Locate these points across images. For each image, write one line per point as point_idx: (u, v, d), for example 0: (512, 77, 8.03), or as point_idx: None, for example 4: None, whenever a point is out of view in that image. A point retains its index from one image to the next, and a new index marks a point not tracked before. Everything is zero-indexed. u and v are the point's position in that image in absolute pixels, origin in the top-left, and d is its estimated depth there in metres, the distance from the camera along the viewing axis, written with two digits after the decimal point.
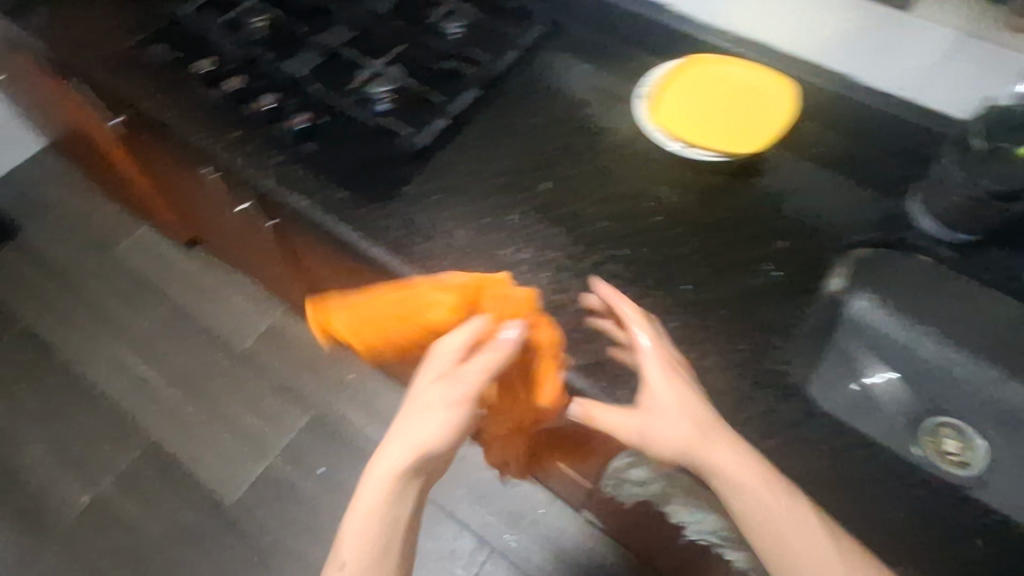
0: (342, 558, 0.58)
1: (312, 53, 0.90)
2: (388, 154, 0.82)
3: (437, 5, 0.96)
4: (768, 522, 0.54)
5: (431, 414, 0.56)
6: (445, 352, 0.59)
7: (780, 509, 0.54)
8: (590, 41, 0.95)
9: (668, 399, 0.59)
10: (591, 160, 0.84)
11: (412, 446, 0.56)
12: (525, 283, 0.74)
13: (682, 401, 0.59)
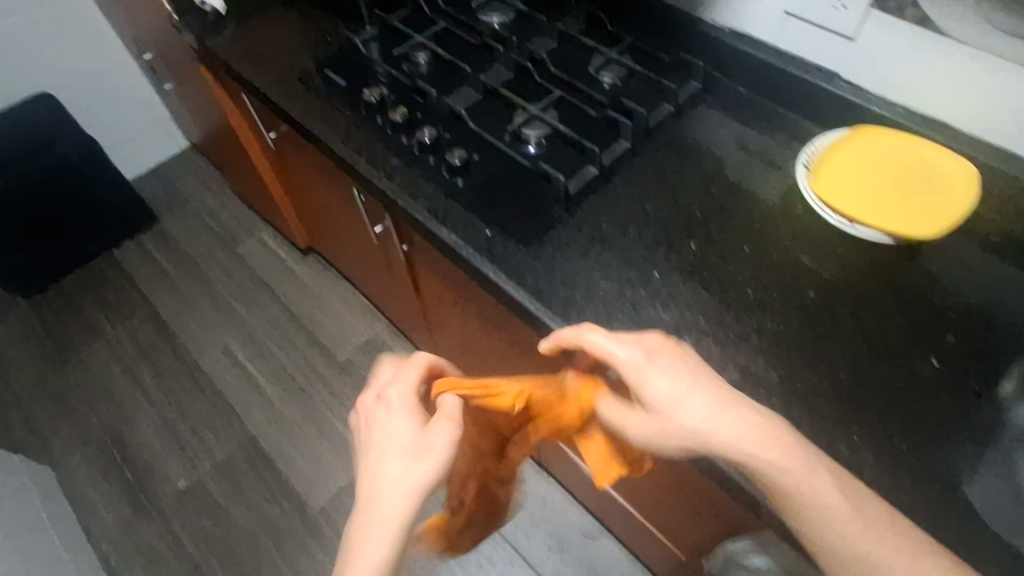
0: None
1: (471, 92, 0.94)
2: (540, 198, 0.84)
3: (593, 54, 0.97)
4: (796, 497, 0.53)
5: (413, 464, 0.61)
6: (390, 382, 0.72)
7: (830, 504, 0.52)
8: (744, 103, 0.94)
9: (661, 397, 0.59)
10: (741, 223, 0.82)
11: (406, 488, 0.60)
12: None
13: (701, 396, 0.58)
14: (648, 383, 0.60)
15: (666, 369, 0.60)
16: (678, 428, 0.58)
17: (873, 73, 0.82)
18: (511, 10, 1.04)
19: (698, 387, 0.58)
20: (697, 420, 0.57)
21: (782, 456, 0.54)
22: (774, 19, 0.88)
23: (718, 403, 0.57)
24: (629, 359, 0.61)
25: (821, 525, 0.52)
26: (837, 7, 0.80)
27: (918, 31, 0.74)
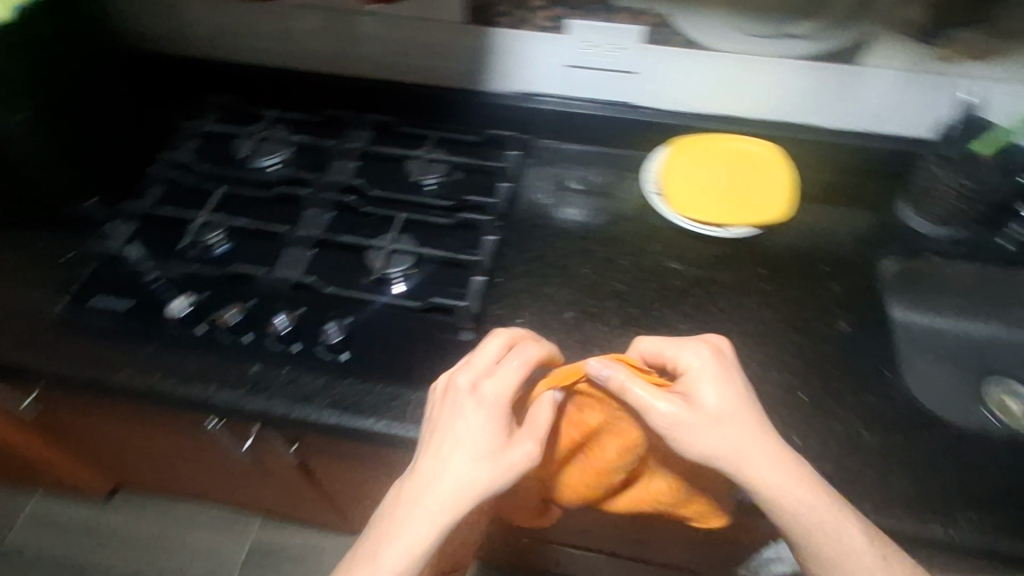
0: None
1: (303, 250, 0.80)
2: (448, 333, 0.74)
3: (406, 160, 0.90)
4: (800, 526, 0.54)
5: (475, 455, 0.54)
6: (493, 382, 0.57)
7: (827, 523, 0.53)
8: (561, 153, 0.96)
9: (718, 407, 0.54)
10: (631, 266, 0.83)
11: (467, 486, 0.53)
12: None
13: (739, 413, 0.55)
14: (699, 386, 0.55)
15: (726, 373, 0.56)
16: (707, 442, 0.53)
17: (663, 95, 0.90)
18: (287, 147, 0.91)
19: (745, 411, 0.55)
20: (727, 440, 0.53)
21: (799, 488, 0.54)
22: (559, 74, 0.90)
23: (762, 434, 0.54)
24: (699, 359, 0.56)
25: (805, 532, 0.54)
26: (614, 50, 0.85)
27: (689, 52, 0.84)
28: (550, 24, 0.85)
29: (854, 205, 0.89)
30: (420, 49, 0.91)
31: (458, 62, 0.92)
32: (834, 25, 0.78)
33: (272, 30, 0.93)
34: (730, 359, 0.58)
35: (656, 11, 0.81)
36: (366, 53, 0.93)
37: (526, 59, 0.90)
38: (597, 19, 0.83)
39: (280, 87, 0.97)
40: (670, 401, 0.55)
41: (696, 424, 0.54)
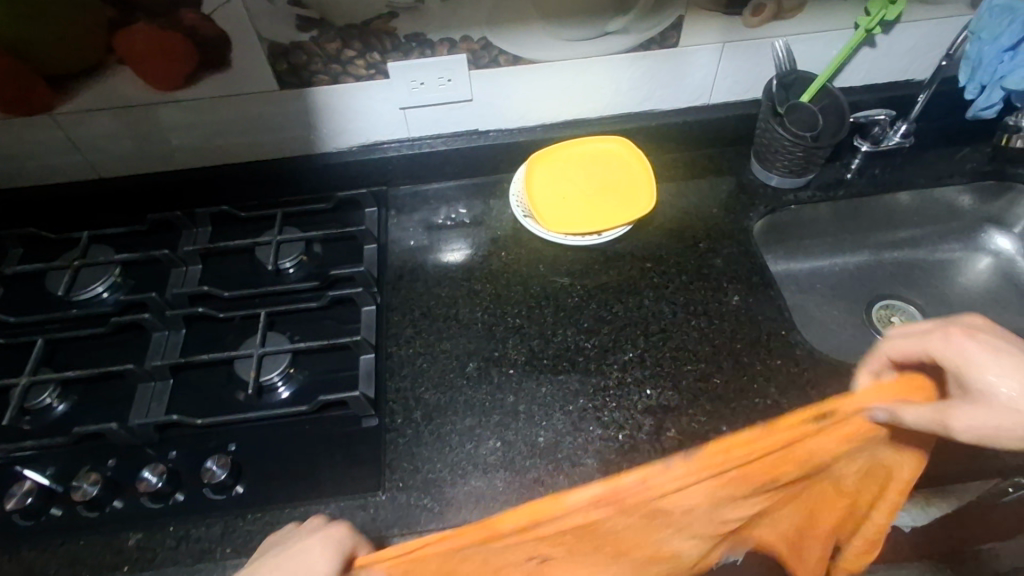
0: None
1: (162, 384, 0.70)
2: (347, 428, 0.68)
3: (255, 249, 0.82)
4: None
5: None
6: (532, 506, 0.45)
7: None
8: (421, 199, 0.93)
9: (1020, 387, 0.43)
10: (521, 295, 0.80)
11: None
12: (582, 451, 0.66)
13: None
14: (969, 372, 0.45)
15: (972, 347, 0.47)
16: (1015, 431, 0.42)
17: (505, 115, 0.87)
18: (114, 266, 0.80)
19: None
20: None
21: None
22: (394, 118, 0.85)
23: None
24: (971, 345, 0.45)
25: None
26: (443, 84, 0.81)
27: (516, 68, 0.81)
28: (371, 73, 0.79)
29: (709, 175, 0.92)
30: (239, 127, 0.83)
31: (284, 129, 0.84)
32: (647, 15, 0.77)
33: (58, 143, 0.81)
34: (998, 334, 0.47)
35: (473, 36, 0.77)
36: (179, 144, 0.84)
37: (355, 111, 0.84)
38: (415, 58, 0.78)
39: (91, 201, 0.86)
40: (951, 403, 0.44)
41: (985, 412, 0.43)
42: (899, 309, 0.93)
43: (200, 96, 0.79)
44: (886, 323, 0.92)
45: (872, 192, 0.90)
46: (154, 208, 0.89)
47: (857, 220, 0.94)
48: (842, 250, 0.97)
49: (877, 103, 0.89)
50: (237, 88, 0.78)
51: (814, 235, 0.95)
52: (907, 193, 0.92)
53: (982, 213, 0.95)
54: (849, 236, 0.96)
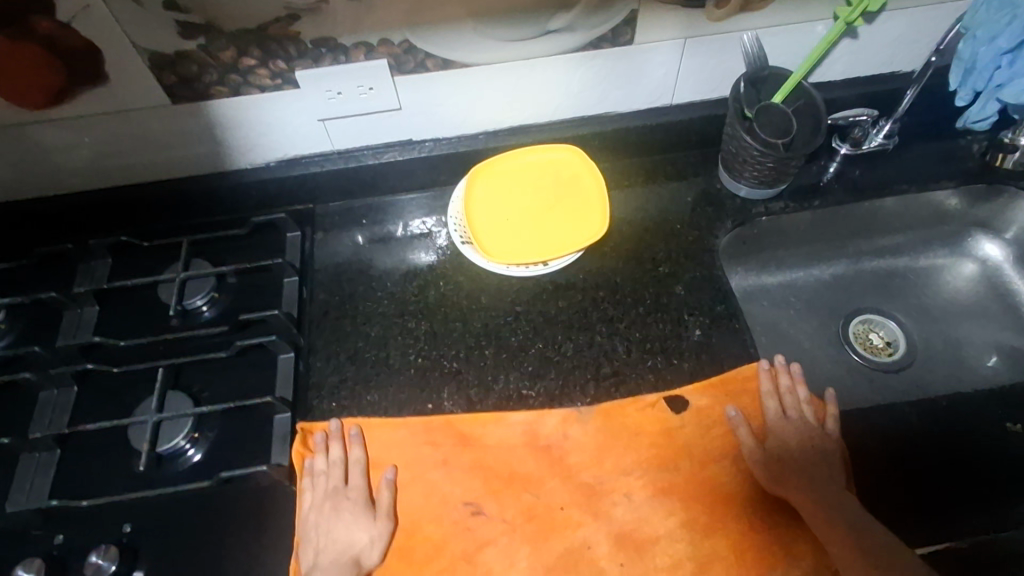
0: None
1: (44, 456, 0.62)
2: (263, 498, 0.62)
3: (160, 287, 0.72)
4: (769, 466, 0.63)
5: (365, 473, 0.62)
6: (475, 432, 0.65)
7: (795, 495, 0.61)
8: (353, 214, 0.83)
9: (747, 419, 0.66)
10: (460, 333, 0.71)
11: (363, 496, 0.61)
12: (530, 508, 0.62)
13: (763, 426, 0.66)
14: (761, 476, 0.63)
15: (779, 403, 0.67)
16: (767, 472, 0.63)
17: (441, 123, 0.77)
18: None
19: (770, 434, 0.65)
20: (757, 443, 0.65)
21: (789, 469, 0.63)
22: (313, 131, 0.75)
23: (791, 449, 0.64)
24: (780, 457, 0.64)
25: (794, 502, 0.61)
26: (365, 92, 0.71)
27: (448, 72, 0.70)
28: (278, 82, 0.68)
29: (672, 183, 0.83)
30: (131, 145, 0.72)
31: (184, 146, 0.74)
32: (596, 9, 0.66)
33: None
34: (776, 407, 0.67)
35: (393, 38, 0.66)
36: (64, 165, 0.73)
37: (266, 124, 0.73)
38: (328, 65, 0.67)
39: None
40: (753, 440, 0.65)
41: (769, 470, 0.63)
42: (876, 323, 0.85)
43: (77, 113, 0.67)
44: (863, 340, 0.84)
45: (850, 200, 0.81)
46: (48, 236, 0.79)
47: (835, 230, 0.86)
48: (817, 260, 0.87)
49: (856, 99, 0.80)
50: (121, 104, 0.67)
51: (785, 248, 0.86)
52: (890, 199, 0.83)
53: (971, 217, 0.87)
54: (826, 246, 0.87)
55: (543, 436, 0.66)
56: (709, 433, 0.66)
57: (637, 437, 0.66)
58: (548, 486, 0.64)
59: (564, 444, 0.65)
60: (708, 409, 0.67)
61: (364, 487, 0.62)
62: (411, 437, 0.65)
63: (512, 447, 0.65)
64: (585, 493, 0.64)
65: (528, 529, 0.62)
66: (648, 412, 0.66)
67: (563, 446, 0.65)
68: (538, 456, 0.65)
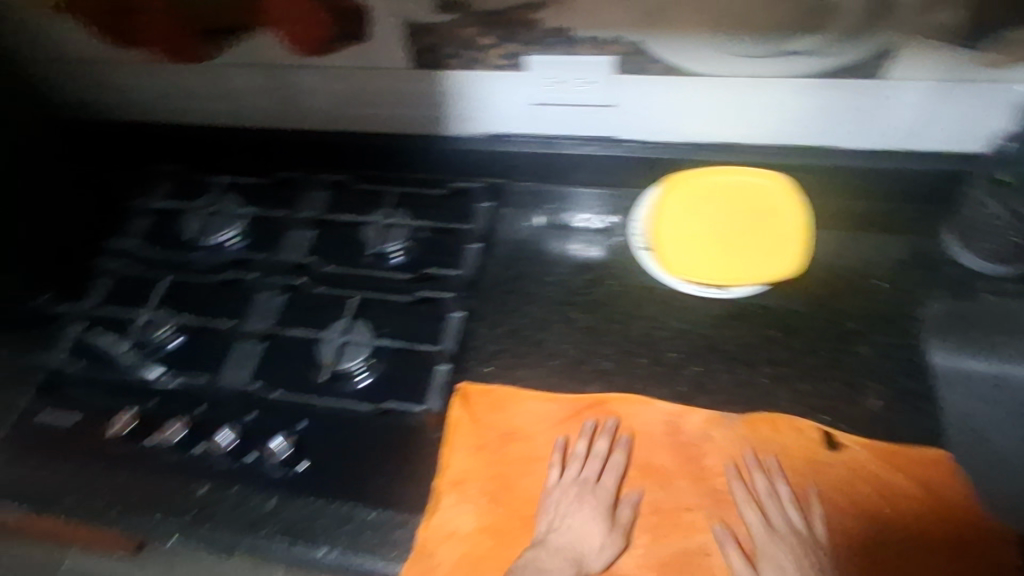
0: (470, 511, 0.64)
1: (250, 345, 0.74)
2: (408, 434, 0.67)
3: (365, 226, 0.81)
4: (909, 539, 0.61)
5: (507, 417, 0.69)
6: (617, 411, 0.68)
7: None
8: (540, 191, 0.84)
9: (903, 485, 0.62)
10: (619, 337, 0.72)
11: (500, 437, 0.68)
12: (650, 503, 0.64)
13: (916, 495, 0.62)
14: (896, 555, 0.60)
15: (944, 480, 0.63)
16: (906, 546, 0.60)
17: (646, 126, 0.77)
18: (240, 220, 0.84)
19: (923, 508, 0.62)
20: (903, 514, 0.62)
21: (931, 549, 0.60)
22: (525, 113, 0.79)
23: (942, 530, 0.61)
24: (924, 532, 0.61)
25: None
26: (583, 85, 0.73)
27: (669, 78, 0.70)
28: (505, 63, 0.73)
29: (882, 234, 0.75)
30: (367, 99, 0.82)
31: (410, 108, 0.82)
32: (850, 36, 0.61)
33: (206, 91, 0.86)
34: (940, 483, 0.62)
35: (621, 39, 0.67)
36: (312, 106, 0.84)
37: (484, 99, 0.78)
38: (555, 54, 0.70)
39: (228, 148, 0.90)
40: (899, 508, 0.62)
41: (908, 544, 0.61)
42: None
43: (335, 64, 0.78)
44: None
45: None
46: (275, 164, 0.90)
47: None
48: None
49: None
50: (370, 63, 0.76)
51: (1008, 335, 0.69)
52: None
53: None
54: None
55: (682, 435, 0.66)
56: (857, 484, 0.63)
57: (782, 462, 0.65)
58: (676, 484, 0.65)
59: (703, 443, 0.66)
60: (864, 462, 0.64)
61: (504, 432, 0.68)
62: (552, 399, 0.69)
63: (650, 434, 0.67)
64: (714, 499, 0.64)
65: (649, 519, 0.63)
66: (793, 441, 0.65)
67: (700, 446, 0.66)
68: (671, 452, 0.66)
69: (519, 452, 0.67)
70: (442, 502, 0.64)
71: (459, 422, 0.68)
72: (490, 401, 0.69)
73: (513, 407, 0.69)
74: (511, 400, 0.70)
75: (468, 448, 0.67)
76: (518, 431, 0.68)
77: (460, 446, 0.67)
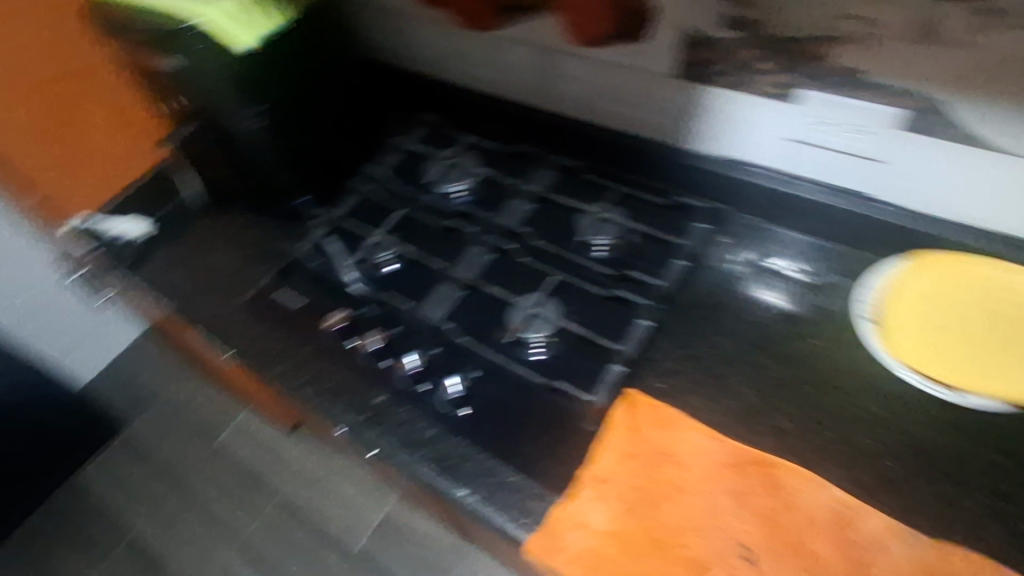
0: (603, 516, 0.60)
1: (451, 289, 0.81)
2: (568, 419, 0.68)
3: (581, 215, 0.85)
4: None
5: (665, 439, 0.65)
6: (787, 478, 0.62)
7: None
8: (759, 230, 0.81)
9: None
10: (806, 399, 0.68)
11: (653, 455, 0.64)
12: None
13: None
14: None
15: None
16: None
17: (911, 193, 0.71)
18: (473, 176, 0.93)
19: None
20: None
21: None
22: (777, 148, 0.76)
23: None
24: None
25: None
26: (854, 132, 0.69)
27: (956, 147, 0.64)
28: (774, 92, 0.71)
29: None
30: (621, 97, 0.85)
31: (659, 115, 0.83)
32: None
33: (480, 58, 0.95)
34: None
35: (915, 92, 0.63)
36: (569, 93, 0.90)
37: (738, 123, 0.77)
38: (834, 95, 0.67)
39: (486, 115, 0.99)
40: None
41: None
42: None
43: (604, 58, 0.82)
44: None
45: None
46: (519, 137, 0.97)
47: None
48: None
49: None
50: (639, 62, 0.79)
51: None
52: None
53: None
54: None
55: (854, 534, 0.58)
56: None
57: None
58: None
59: (881, 552, 0.56)
60: None
61: (659, 452, 0.64)
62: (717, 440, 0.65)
63: (819, 516, 0.59)
64: None
65: None
66: None
67: (877, 554, 0.56)
68: (842, 546, 0.57)
69: (669, 475, 0.62)
70: (580, 494, 0.61)
71: (617, 425, 0.66)
72: (653, 417, 0.67)
73: (674, 432, 0.66)
74: (673, 426, 0.66)
75: (618, 453, 0.64)
76: (674, 456, 0.64)
77: (611, 449, 0.64)
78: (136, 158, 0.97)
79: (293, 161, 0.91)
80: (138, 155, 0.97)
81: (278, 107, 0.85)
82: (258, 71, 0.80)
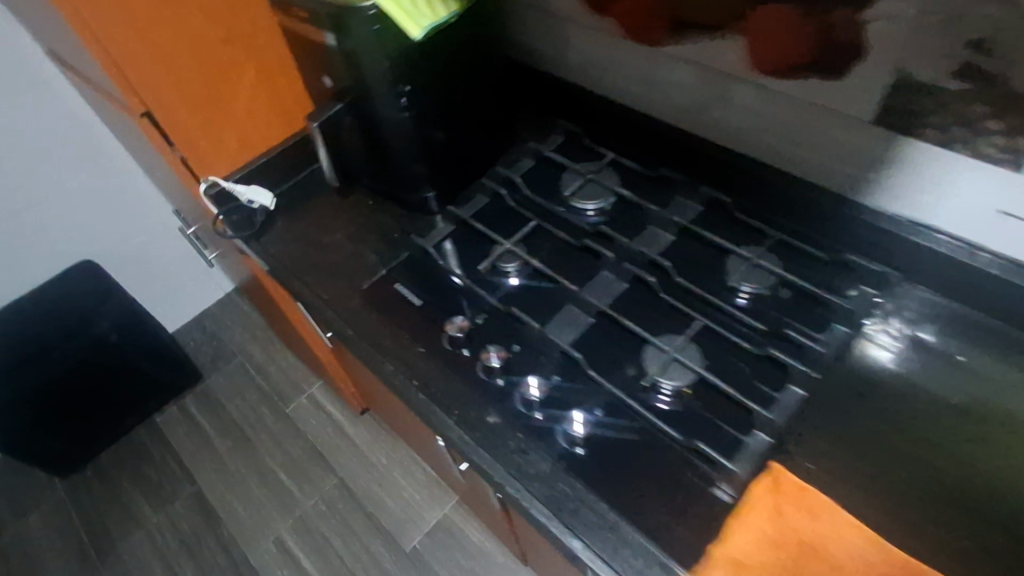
0: None
1: (581, 316, 0.76)
2: (699, 487, 0.62)
3: (731, 256, 0.78)
4: None
5: (812, 531, 0.57)
6: None
7: None
8: (936, 305, 0.73)
9: None
10: (978, 514, 0.59)
11: (797, 549, 0.56)
12: None
13: None
14: None
15: None
16: None
17: None
18: (610, 195, 0.88)
19: None
20: None
21: None
22: (983, 219, 0.66)
23: None
24: None
25: None
26: None
27: None
28: (1001, 156, 0.61)
29: None
30: (793, 135, 0.77)
31: (836, 160, 0.75)
32: None
33: (636, 72, 0.88)
34: None
35: None
36: (730, 122, 0.82)
37: (940, 183, 0.67)
38: None
39: (625, 128, 0.92)
40: None
41: None
42: None
43: (785, 91, 0.74)
44: None
45: None
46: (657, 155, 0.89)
47: None
48: None
49: None
50: (826, 101, 0.71)
51: None
52: None
53: None
54: None
55: None
56: None
57: None
58: None
59: None
60: None
61: (804, 546, 0.56)
62: (873, 545, 0.56)
63: None
64: None
65: None
66: None
67: None
68: None
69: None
70: None
71: (756, 505, 0.58)
72: (798, 501, 0.59)
73: (822, 525, 0.58)
74: (821, 517, 0.58)
75: (757, 538, 0.57)
76: (822, 555, 0.56)
77: (749, 531, 0.57)
78: (276, 127, 0.99)
79: (426, 153, 0.88)
80: (279, 123, 0.99)
81: (429, 99, 0.83)
82: (415, 57, 0.78)
